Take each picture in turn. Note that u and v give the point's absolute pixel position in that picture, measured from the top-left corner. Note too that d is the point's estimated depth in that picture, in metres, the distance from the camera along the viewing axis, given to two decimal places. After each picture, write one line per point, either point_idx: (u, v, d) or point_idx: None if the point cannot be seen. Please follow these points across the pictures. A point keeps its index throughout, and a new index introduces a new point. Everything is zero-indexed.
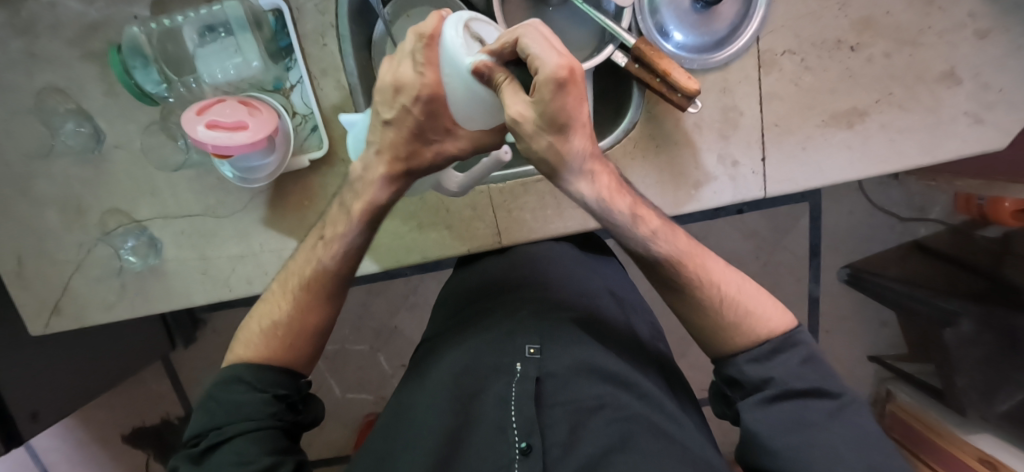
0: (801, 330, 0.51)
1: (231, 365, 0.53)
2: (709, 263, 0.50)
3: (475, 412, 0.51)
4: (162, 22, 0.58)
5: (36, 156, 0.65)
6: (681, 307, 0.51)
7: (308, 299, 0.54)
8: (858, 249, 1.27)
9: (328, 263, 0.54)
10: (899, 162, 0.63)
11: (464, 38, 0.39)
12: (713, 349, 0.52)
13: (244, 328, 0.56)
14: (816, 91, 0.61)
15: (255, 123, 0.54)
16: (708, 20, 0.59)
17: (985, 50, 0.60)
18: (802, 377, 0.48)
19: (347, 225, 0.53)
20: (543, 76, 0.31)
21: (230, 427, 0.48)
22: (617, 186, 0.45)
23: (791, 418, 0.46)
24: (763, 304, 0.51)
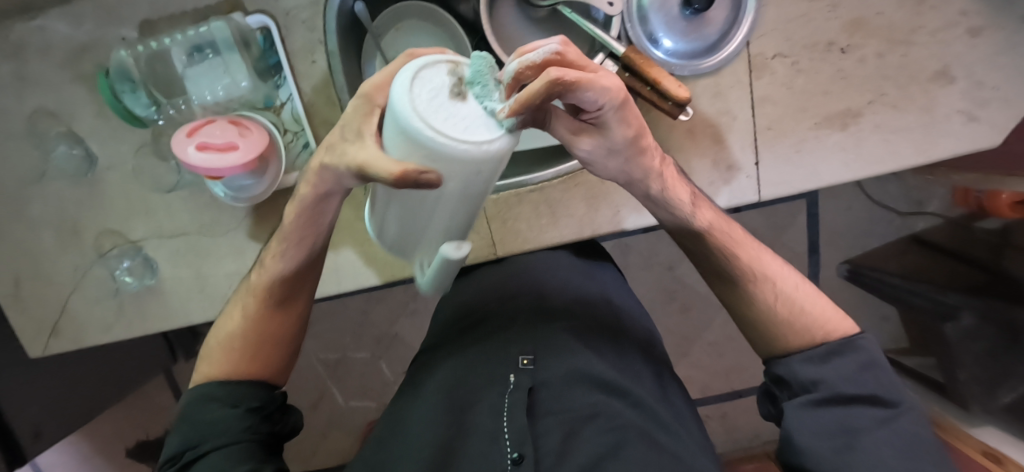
0: (864, 337, 0.51)
1: (200, 384, 0.52)
2: (763, 257, 0.54)
3: (467, 424, 0.51)
4: (149, 46, 0.57)
5: (30, 179, 0.65)
6: (728, 296, 0.56)
7: (263, 309, 0.54)
8: (857, 244, 1.27)
9: (276, 270, 0.52)
10: (893, 162, 0.62)
11: (422, 78, 0.29)
12: (761, 348, 0.55)
13: (207, 345, 0.56)
14: (809, 94, 0.61)
15: (246, 144, 0.54)
16: (698, 25, 0.59)
17: (978, 47, 0.59)
18: (859, 383, 0.47)
19: (288, 247, 0.51)
20: (606, 102, 0.37)
21: (205, 444, 0.47)
22: (678, 178, 0.52)
23: (835, 420, 0.46)
24: (821, 305, 0.52)
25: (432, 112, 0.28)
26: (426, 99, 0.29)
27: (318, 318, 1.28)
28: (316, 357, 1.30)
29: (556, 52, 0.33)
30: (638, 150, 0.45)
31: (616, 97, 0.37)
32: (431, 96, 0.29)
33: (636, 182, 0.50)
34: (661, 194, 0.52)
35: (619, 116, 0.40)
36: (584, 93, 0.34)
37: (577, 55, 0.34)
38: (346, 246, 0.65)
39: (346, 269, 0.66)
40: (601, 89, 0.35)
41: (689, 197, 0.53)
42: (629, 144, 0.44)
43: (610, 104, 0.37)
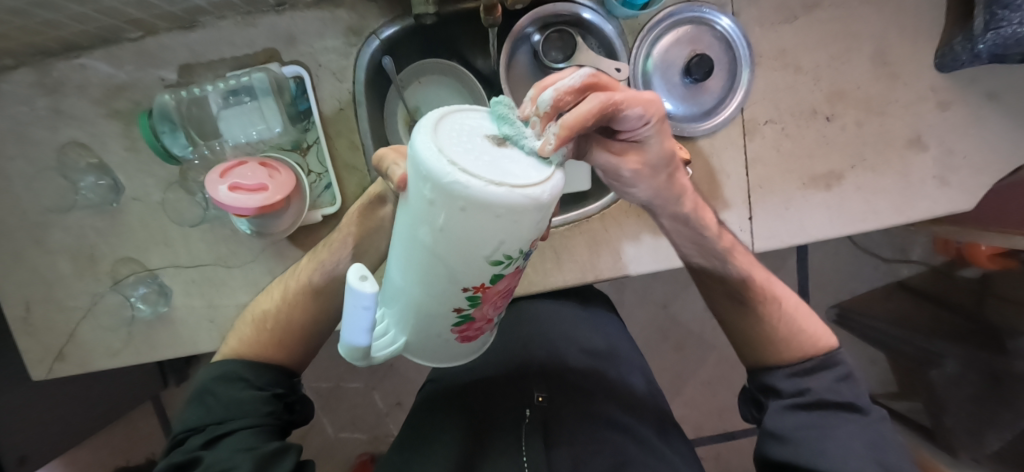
0: (841, 351, 0.56)
1: (227, 359, 0.52)
2: (773, 284, 0.59)
3: (484, 445, 0.54)
4: (191, 91, 0.62)
5: (54, 207, 0.67)
6: (738, 321, 0.58)
7: (299, 304, 0.56)
8: (845, 288, 1.30)
9: (330, 270, 0.56)
10: (875, 220, 0.67)
11: (447, 124, 0.29)
12: (754, 357, 0.58)
13: (244, 319, 0.57)
14: (796, 156, 0.66)
15: (275, 185, 0.57)
16: (696, 93, 0.65)
17: (946, 120, 0.66)
18: (837, 391, 0.52)
19: (341, 246, 0.57)
20: (655, 112, 0.41)
21: (230, 422, 0.47)
22: (703, 203, 0.55)
23: (814, 419, 0.50)
24: (814, 324, 0.58)
25: (454, 135, 0.28)
26: (452, 136, 0.28)
27: None
28: (310, 386, 1.29)
29: (592, 74, 0.36)
30: (675, 167, 0.49)
31: (658, 109, 0.42)
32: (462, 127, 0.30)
33: (669, 204, 0.52)
34: (693, 215, 0.54)
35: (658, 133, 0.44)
36: (632, 105, 0.39)
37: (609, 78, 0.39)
38: None
39: None
40: (646, 103, 0.40)
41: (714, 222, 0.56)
42: (669, 160, 0.47)
43: (653, 117, 0.42)
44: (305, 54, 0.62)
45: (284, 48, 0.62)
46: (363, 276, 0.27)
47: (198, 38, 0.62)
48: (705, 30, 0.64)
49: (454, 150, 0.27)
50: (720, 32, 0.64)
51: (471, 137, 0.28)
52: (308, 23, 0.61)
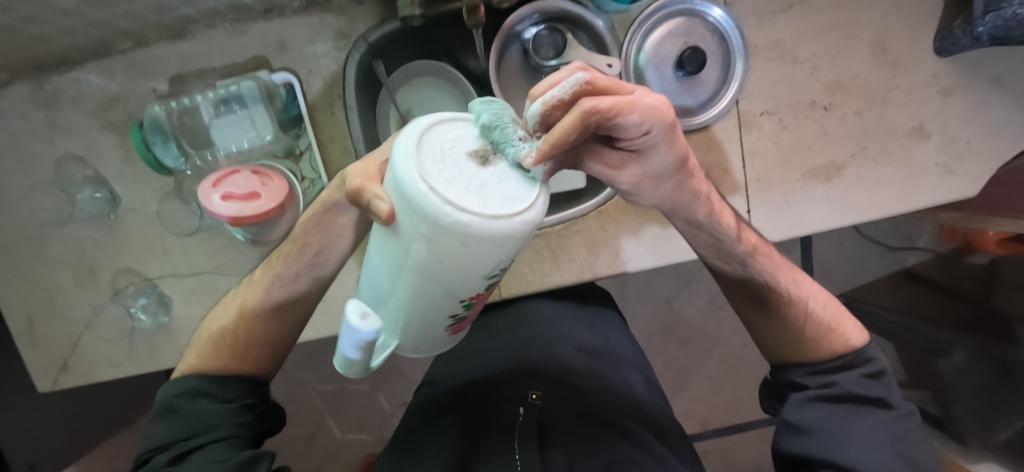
0: (873, 350, 0.55)
1: (185, 377, 0.50)
2: (798, 278, 0.57)
3: (475, 451, 0.51)
4: (181, 101, 0.61)
5: (53, 220, 0.67)
6: (762, 322, 0.58)
7: (261, 314, 0.54)
8: (850, 278, 1.30)
9: (289, 282, 0.54)
10: (877, 211, 0.66)
11: (427, 139, 0.28)
12: (779, 352, 0.58)
13: (196, 340, 0.56)
14: (795, 148, 0.65)
15: (268, 192, 0.57)
16: (691, 86, 0.64)
17: (949, 106, 0.64)
18: (867, 386, 0.51)
19: (297, 256, 0.53)
20: (660, 122, 0.38)
21: (198, 437, 0.45)
22: (724, 205, 0.54)
23: (840, 410, 0.50)
24: (848, 326, 0.56)
25: (440, 159, 0.28)
26: (434, 157, 0.27)
27: (319, 350, 1.28)
28: (315, 389, 1.30)
29: (587, 80, 0.33)
30: (686, 173, 0.47)
31: (662, 117, 0.38)
32: (444, 145, 0.29)
33: (682, 206, 0.50)
34: (709, 219, 0.52)
35: (666, 138, 0.41)
36: (625, 115, 0.35)
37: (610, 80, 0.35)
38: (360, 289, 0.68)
39: None
40: (645, 110, 0.37)
41: (738, 225, 0.55)
42: (677, 166, 0.45)
43: (657, 126, 0.39)
44: (295, 60, 0.62)
45: (274, 55, 0.62)
46: (360, 312, 0.31)
47: (188, 48, 0.62)
48: (697, 22, 0.63)
49: (450, 183, 0.26)
50: (712, 24, 0.63)
51: (453, 156, 0.28)
52: (298, 29, 0.61)
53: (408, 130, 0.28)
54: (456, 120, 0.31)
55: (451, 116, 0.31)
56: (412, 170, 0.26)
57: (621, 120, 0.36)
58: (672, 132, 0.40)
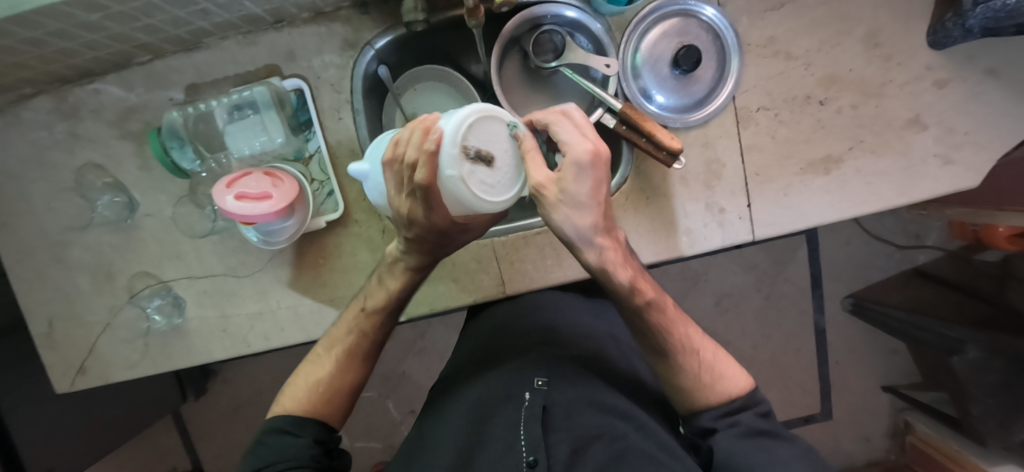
0: (759, 391, 0.55)
1: (275, 416, 0.55)
2: (689, 330, 0.55)
3: (484, 432, 0.55)
4: (197, 107, 0.64)
5: (73, 226, 0.70)
6: (661, 368, 0.55)
7: (349, 361, 0.58)
8: (859, 277, 1.28)
9: (372, 335, 0.59)
10: (877, 203, 0.66)
11: (463, 171, 0.42)
12: (680, 404, 0.56)
13: (290, 382, 0.58)
14: (792, 142, 0.66)
15: (279, 193, 0.59)
16: (686, 84, 0.66)
17: (945, 97, 0.64)
18: (762, 420, 0.53)
19: (387, 301, 0.58)
20: (577, 150, 0.41)
21: (278, 465, 0.50)
22: (622, 259, 0.48)
23: (756, 449, 0.49)
24: (730, 368, 0.55)
25: (500, 180, 0.44)
26: (476, 179, 0.43)
27: None
28: None
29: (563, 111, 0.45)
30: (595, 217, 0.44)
31: (579, 146, 0.41)
32: (485, 187, 0.43)
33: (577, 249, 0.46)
34: (602, 271, 0.47)
35: (574, 177, 0.41)
36: (557, 132, 0.44)
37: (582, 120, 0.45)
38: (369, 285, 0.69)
39: None
40: (571, 138, 0.42)
41: (631, 278, 0.49)
42: (587, 205, 0.43)
43: (579, 154, 0.41)
44: (304, 67, 0.64)
45: (284, 64, 0.64)
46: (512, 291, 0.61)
47: (203, 59, 0.65)
48: (691, 22, 0.65)
49: (507, 174, 0.44)
50: (705, 23, 0.65)
51: (482, 167, 0.43)
52: (306, 39, 0.64)
53: (454, 174, 0.41)
54: (461, 138, 0.41)
55: (466, 192, 0.42)
56: (472, 195, 0.42)
57: (557, 134, 0.43)
58: (582, 165, 0.41)
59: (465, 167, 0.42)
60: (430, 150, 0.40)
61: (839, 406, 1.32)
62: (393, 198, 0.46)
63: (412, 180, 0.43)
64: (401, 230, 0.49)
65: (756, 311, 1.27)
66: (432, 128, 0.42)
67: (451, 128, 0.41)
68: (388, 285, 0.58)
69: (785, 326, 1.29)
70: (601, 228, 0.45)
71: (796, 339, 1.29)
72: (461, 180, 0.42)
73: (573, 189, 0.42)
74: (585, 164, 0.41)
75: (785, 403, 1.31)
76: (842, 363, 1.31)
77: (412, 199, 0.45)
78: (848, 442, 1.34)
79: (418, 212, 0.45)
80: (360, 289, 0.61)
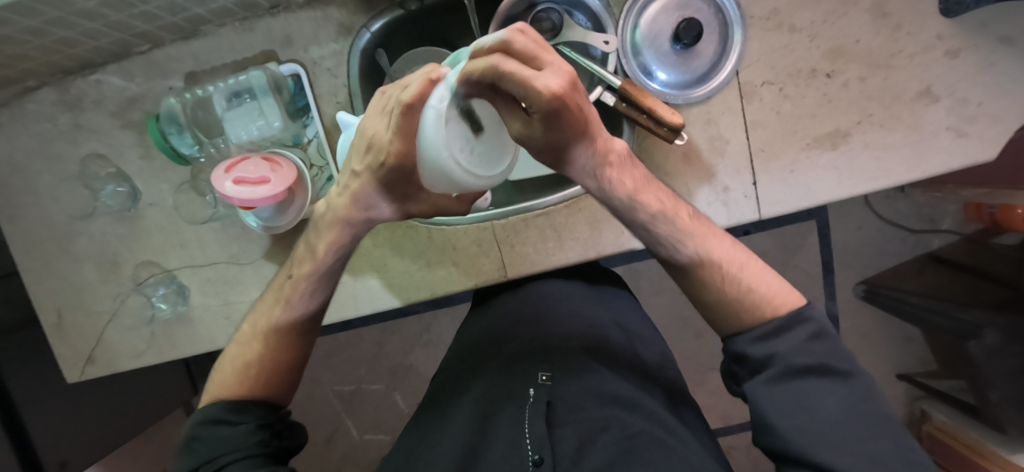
0: (812, 308, 0.48)
1: (208, 406, 0.54)
2: (711, 241, 0.51)
3: (489, 431, 0.54)
4: (195, 93, 0.65)
5: (78, 216, 0.71)
6: (682, 284, 0.53)
7: (276, 338, 0.56)
8: (871, 263, 1.25)
9: (296, 306, 0.56)
10: (887, 178, 0.64)
11: (446, 114, 0.38)
12: (720, 327, 0.51)
13: (220, 366, 0.57)
14: (797, 116, 0.64)
15: (276, 177, 0.59)
16: (687, 59, 0.65)
17: (957, 68, 0.62)
18: (808, 352, 0.46)
19: (313, 266, 0.55)
20: (540, 102, 0.34)
21: (221, 458, 0.49)
22: (620, 172, 0.48)
23: (801, 392, 0.44)
24: (766, 280, 0.49)
25: (477, 148, 0.41)
26: (456, 132, 0.39)
27: (337, 349, 1.30)
28: (333, 390, 1.32)
29: (501, 41, 0.34)
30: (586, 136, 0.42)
31: (540, 94, 0.33)
32: (461, 144, 0.40)
33: (573, 170, 0.47)
34: (599, 189, 0.49)
35: (552, 121, 0.37)
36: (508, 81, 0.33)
37: (531, 43, 0.34)
38: (363, 270, 0.69)
39: (364, 294, 0.69)
40: (527, 87, 0.33)
41: (631, 190, 0.49)
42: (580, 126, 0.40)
43: (538, 108, 0.35)
44: (301, 52, 0.64)
45: (281, 49, 0.64)
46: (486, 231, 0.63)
47: (201, 47, 0.65)
48: None
49: (492, 147, 0.42)
50: None
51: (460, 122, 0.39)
52: (303, 24, 0.64)
53: (436, 104, 0.38)
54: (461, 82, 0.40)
55: (440, 134, 0.38)
56: (438, 135, 0.38)
57: (503, 77, 0.33)
58: (549, 113, 0.35)
59: (451, 111, 0.38)
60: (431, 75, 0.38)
61: None
62: (372, 120, 0.46)
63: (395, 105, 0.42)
64: (355, 161, 0.48)
65: None
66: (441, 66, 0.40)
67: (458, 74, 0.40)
68: (315, 250, 0.55)
69: None
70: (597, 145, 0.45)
71: None
72: (438, 116, 0.38)
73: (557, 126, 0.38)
74: (559, 107, 0.35)
75: None
76: (855, 351, 1.28)
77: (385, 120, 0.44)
78: None
79: (385, 138, 0.44)
80: (287, 259, 0.59)
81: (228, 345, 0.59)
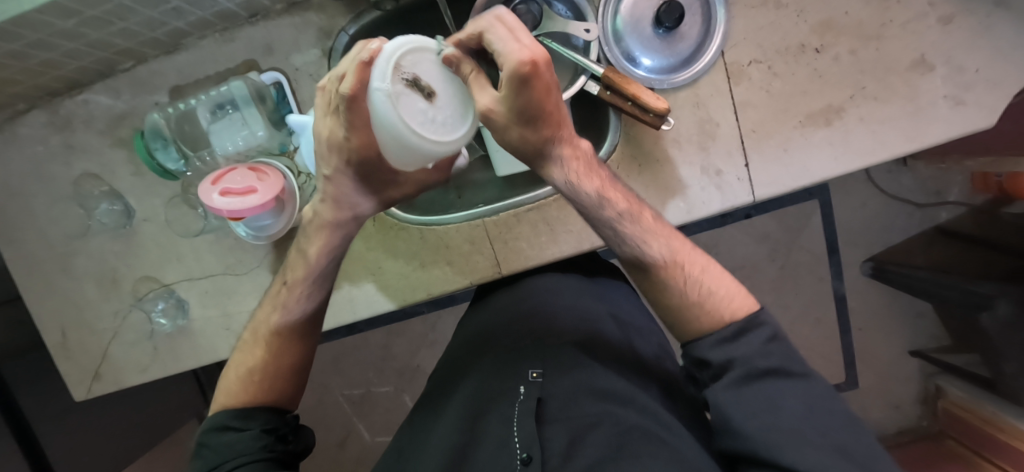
0: (765, 311, 0.48)
1: (215, 413, 0.53)
2: (675, 242, 0.50)
3: (479, 430, 0.54)
4: (178, 107, 0.65)
5: (75, 236, 0.72)
6: (646, 289, 0.51)
7: (279, 341, 0.56)
8: (878, 240, 1.23)
9: (294, 311, 0.56)
10: (885, 152, 0.63)
11: (391, 88, 0.38)
12: (680, 335, 0.51)
13: (224, 374, 0.57)
14: (788, 94, 0.63)
15: (264, 186, 0.59)
16: (671, 42, 0.64)
17: (951, 34, 0.60)
18: (767, 355, 0.45)
19: (306, 269, 0.56)
20: (507, 66, 0.35)
21: (226, 464, 0.48)
22: (587, 169, 0.48)
23: (764, 398, 0.43)
24: (724, 284, 0.49)
25: (438, 115, 0.41)
26: (407, 104, 0.39)
27: (344, 353, 1.31)
28: (342, 394, 1.32)
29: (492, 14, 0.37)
30: (551, 129, 0.43)
31: (508, 60, 0.35)
32: (418, 115, 0.39)
33: (540, 163, 0.47)
34: (568, 187, 0.48)
35: (516, 93, 0.37)
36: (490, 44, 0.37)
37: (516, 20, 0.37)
38: (359, 275, 0.69)
39: (361, 298, 0.69)
40: (502, 48, 0.35)
41: (599, 188, 0.49)
42: (543, 119, 0.41)
43: (506, 76, 0.36)
44: (283, 59, 0.64)
45: (262, 58, 0.64)
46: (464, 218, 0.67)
47: (183, 60, 0.65)
48: None
49: (451, 112, 0.41)
50: None
51: (409, 92, 0.39)
52: (282, 31, 0.63)
53: (377, 84, 0.38)
54: (398, 51, 0.39)
55: (393, 113, 0.38)
56: (389, 113, 0.39)
57: (487, 36, 0.37)
58: (513, 80, 0.35)
59: (396, 85, 0.39)
60: (360, 58, 0.38)
61: (864, 374, 1.28)
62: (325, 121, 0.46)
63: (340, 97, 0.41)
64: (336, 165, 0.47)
65: (770, 281, 1.24)
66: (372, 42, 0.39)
67: (392, 46, 0.39)
68: (305, 253, 0.56)
69: (803, 296, 1.24)
70: (560, 141, 0.45)
71: (815, 307, 1.25)
72: (386, 94, 0.38)
73: (517, 105, 0.38)
74: (525, 78, 0.35)
75: None
76: (865, 329, 1.26)
77: (334, 119, 0.44)
78: (877, 411, 1.30)
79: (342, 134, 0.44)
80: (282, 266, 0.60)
81: (233, 354, 0.59)
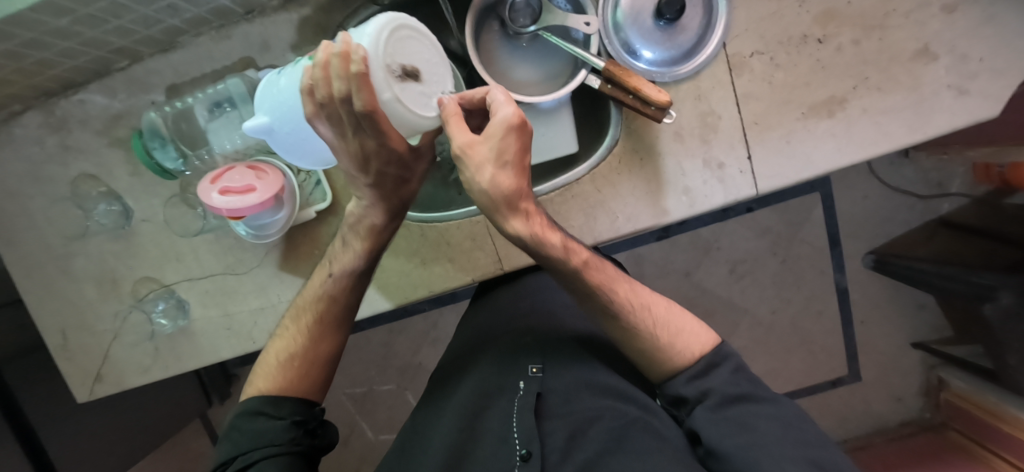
0: (727, 345, 0.51)
1: (252, 397, 0.54)
2: (637, 289, 0.52)
3: (478, 428, 0.54)
4: (175, 105, 0.65)
5: (73, 237, 0.71)
6: (618, 335, 0.50)
7: (320, 330, 0.57)
8: (880, 232, 1.22)
9: (342, 300, 0.58)
10: (888, 143, 0.62)
11: (399, 90, 0.39)
12: (653, 373, 0.51)
13: (261, 360, 0.57)
14: (790, 85, 0.62)
15: (263, 185, 0.58)
16: (672, 35, 0.63)
17: (955, 23, 0.60)
18: (736, 384, 0.48)
19: (353, 261, 0.57)
20: (509, 113, 0.41)
21: (254, 452, 0.49)
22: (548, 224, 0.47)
23: (740, 423, 0.45)
24: (687, 323, 0.51)
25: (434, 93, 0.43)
26: (413, 93, 0.41)
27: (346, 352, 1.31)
28: (345, 392, 1.32)
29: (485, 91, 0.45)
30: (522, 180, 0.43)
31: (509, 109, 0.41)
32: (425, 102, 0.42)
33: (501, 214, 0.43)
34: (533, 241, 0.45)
35: (506, 137, 0.41)
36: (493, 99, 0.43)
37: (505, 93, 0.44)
38: None
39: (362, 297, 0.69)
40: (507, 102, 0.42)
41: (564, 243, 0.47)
42: (517, 168, 0.43)
43: (506, 118, 0.40)
44: (279, 56, 0.63)
45: (259, 55, 0.63)
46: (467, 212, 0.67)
47: (179, 58, 0.64)
48: None
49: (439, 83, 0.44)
50: None
51: (409, 81, 0.40)
52: (279, 28, 0.63)
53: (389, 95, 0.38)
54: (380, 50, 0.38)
55: (410, 112, 0.40)
56: (410, 115, 0.41)
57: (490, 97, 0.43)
58: (511, 126, 0.40)
59: (398, 86, 0.39)
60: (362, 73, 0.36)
61: (867, 366, 1.28)
62: (337, 139, 0.44)
63: (350, 116, 0.40)
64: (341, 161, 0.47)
65: (773, 274, 1.23)
66: (350, 51, 0.37)
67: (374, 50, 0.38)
68: (353, 246, 0.57)
69: (805, 290, 1.24)
70: (524, 195, 0.44)
71: (817, 300, 1.25)
72: (399, 99, 0.39)
73: (502, 148, 0.41)
74: (520, 128, 0.41)
75: (808, 367, 1.28)
76: (868, 322, 1.26)
77: (359, 133, 0.42)
78: (880, 403, 1.30)
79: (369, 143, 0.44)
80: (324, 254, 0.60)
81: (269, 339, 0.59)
